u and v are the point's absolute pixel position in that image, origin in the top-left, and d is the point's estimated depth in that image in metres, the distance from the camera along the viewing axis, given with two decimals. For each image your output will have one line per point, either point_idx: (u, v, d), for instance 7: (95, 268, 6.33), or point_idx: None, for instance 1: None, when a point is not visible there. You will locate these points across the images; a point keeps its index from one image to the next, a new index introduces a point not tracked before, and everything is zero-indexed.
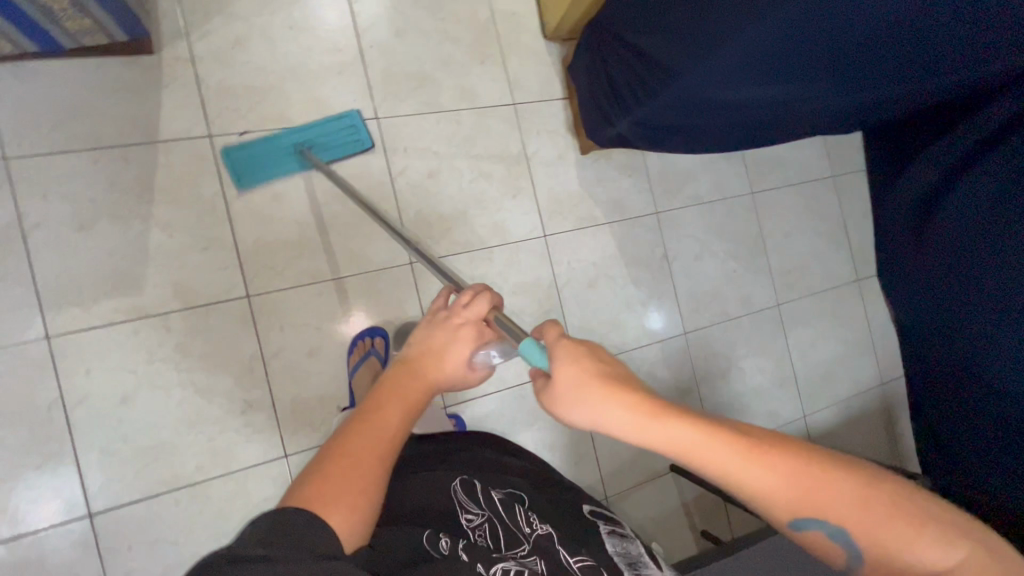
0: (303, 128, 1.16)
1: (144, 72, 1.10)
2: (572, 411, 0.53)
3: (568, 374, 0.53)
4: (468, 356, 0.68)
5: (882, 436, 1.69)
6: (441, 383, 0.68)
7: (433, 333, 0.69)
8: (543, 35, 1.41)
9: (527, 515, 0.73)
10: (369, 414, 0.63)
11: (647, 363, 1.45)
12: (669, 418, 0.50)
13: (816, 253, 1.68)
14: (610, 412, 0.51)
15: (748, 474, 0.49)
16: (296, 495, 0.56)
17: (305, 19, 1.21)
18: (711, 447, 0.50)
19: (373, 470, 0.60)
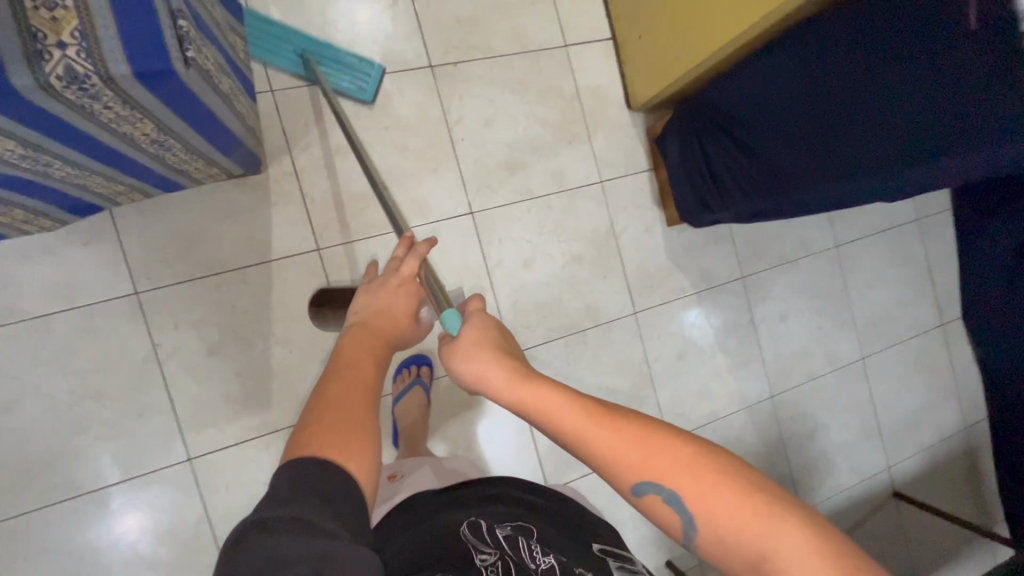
0: (323, 46, 1.14)
1: (253, 192, 1.12)
2: (456, 364, 0.61)
3: (467, 335, 0.62)
4: (412, 310, 0.76)
5: (966, 482, 1.68)
6: (396, 338, 0.73)
7: (376, 297, 0.75)
8: (628, 106, 1.38)
9: (535, 549, 0.71)
10: (345, 367, 0.63)
11: (737, 429, 1.46)
12: (536, 379, 0.57)
13: (902, 300, 1.64)
14: (485, 366, 0.59)
15: (591, 432, 0.53)
16: (294, 445, 0.55)
17: (399, 121, 1.22)
18: (562, 407, 0.55)
19: (366, 414, 0.59)
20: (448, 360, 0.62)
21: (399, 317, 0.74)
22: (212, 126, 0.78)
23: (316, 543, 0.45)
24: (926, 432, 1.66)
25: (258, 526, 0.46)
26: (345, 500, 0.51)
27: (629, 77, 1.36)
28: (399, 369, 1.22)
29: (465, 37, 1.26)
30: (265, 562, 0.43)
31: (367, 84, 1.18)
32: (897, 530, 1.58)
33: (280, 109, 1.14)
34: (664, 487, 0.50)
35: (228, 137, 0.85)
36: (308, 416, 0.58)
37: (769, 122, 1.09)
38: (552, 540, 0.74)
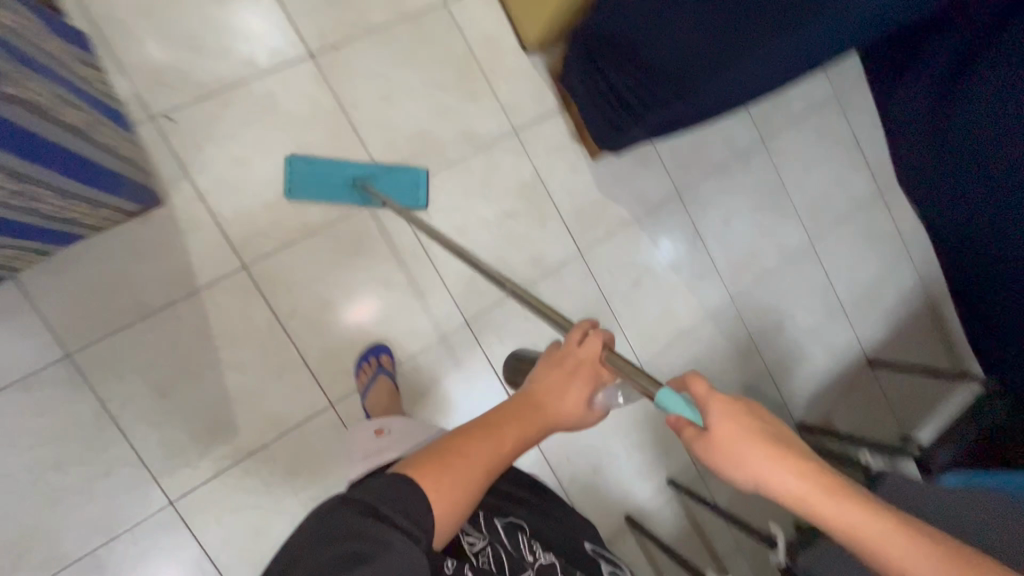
0: (368, 167, 1.20)
1: (161, 225, 1.08)
2: (730, 467, 0.51)
3: (725, 425, 0.51)
4: (587, 395, 0.63)
5: (934, 334, 1.75)
6: (555, 423, 0.62)
7: (556, 372, 0.64)
8: (523, 50, 1.35)
9: (530, 543, 0.74)
10: (488, 428, 0.59)
11: (706, 340, 1.49)
12: (829, 484, 0.49)
13: (837, 178, 1.67)
14: (768, 471, 0.50)
15: (908, 558, 0.46)
16: (414, 462, 0.55)
17: (293, 117, 1.18)
18: (881, 532, 0.47)
19: (481, 478, 0.56)
20: (702, 458, 0.53)
21: (560, 412, 0.62)
22: (72, 160, 0.76)
23: (379, 531, 0.48)
24: (886, 299, 1.71)
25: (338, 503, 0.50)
26: (421, 527, 0.50)
27: (516, 20, 1.33)
28: (360, 363, 1.18)
29: (338, 16, 1.21)
30: (333, 532, 0.47)
31: (417, 191, 1.24)
32: (877, 395, 1.65)
33: (165, 135, 1.10)
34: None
35: (95, 170, 0.82)
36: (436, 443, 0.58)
37: (651, 26, 1.06)
38: (541, 533, 0.78)
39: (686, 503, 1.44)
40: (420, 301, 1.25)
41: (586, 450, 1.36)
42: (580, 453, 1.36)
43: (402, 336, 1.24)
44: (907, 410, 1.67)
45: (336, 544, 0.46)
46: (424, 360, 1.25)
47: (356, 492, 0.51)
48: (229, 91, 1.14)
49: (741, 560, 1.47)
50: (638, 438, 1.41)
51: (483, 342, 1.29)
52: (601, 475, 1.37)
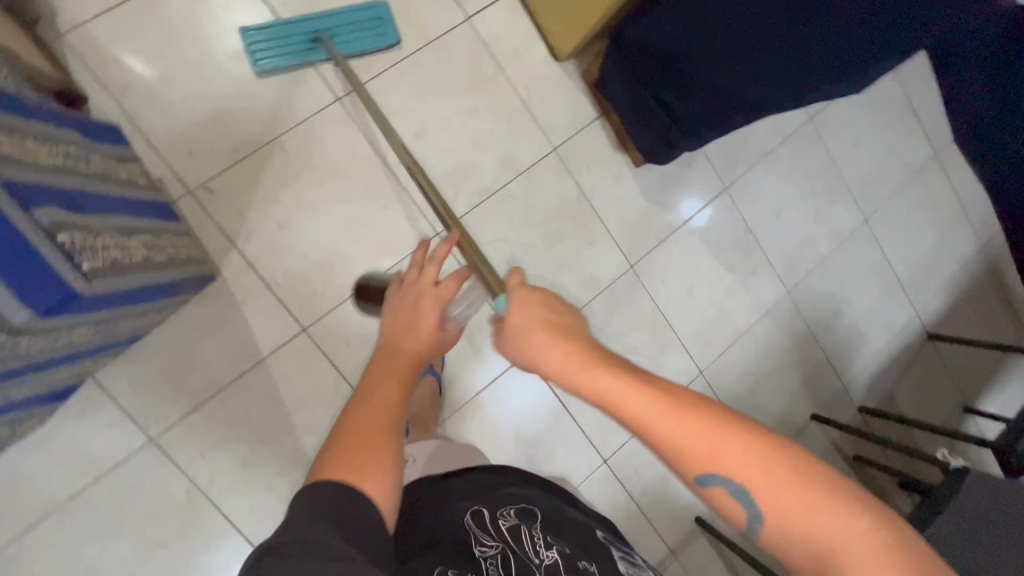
0: (327, 15, 1.10)
1: (217, 301, 1.08)
2: (519, 349, 0.59)
3: (522, 313, 0.59)
4: (438, 320, 0.68)
5: (994, 299, 1.69)
6: (423, 355, 0.67)
7: (398, 320, 0.69)
8: (554, 58, 1.27)
9: (536, 540, 0.68)
10: (363, 397, 0.61)
11: (763, 337, 1.46)
12: (609, 366, 0.55)
13: (890, 147, 1.57)
14: (551, 352, 0.57)
15: (654, 416, 0.52)
16: (327, 470, 0.54)
17: (328, 168, 1.14)
18: (637, 395, 0.53)
19: (389, 437, 0.58)
20: (502, 345, 0.61)
21: (422, 347, 0.67)
22: (136, 293, 0.72)
23: (335, 566, 0.46)
24: (944, 268, 1.65)
25: (273, 552, 0.47)
26: (366, 522, 0.52)
27: (545, 29, 1.24)
28: None
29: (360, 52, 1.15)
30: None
31: (386, 27, 1.14)
32: (939, 369, 1.62)
33: (205, 207, 1.07)
34: (734, 483, 0.51)
35: (161, 286, 0.79)
36: (332, 444, 0.57)
37: (705, 51, 0.96)
38: (547, 526, 0.71)
39: None
40: (478, 338, 1.25)
41: (653, 461, 1.38)
42: (647, 464, 1.38)
43: (463, 376, 1.24)
44: (969, 380, 1.64)
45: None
46: (487, 395, 1.25)
47: (287, 534, 0.48)
48: (262, 150, 1.10)
49: None
50: None
51: None
52: (670, 483, 1.39)
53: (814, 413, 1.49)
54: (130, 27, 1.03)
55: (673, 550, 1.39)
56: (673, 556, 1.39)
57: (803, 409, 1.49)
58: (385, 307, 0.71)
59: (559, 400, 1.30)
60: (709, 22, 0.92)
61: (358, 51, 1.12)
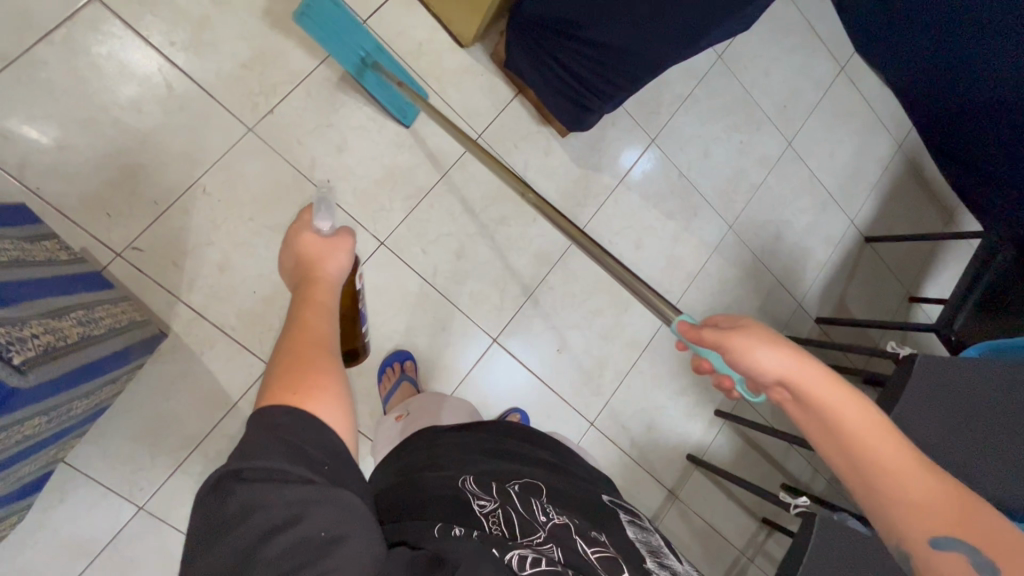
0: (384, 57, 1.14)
1: (174, 357, 1.06)
2: (742, 351, 0.59)
3: (751, 324, 0.61)
4: (319, 241, 0.68)
5: (918, 191, 1.80)
6: (327, 278, 0.66)
7: (295, 261, 0.69)
8: (458, 45, 1.27)
9: (544, 506, 0.62)
10: (291, 329, 0.60)
11: (716, 274, 1.53)
12: (856, 396, 0.57)
13: (799, 69, 1.63)
14: (786, 361, 0.58)
15: (888, 450, 0.54)
16: (274, 393, 0.52)
17: (256, 200, 1.12)
18: (876, 427, 0.55)
19: (332, 365, 0.57)
20: (720, 353, 0.62)
21: (330, 268, 0.67)
22: (71, 378, 0.70)
23: (296, 491, 0.46)
24: (868, 173, 1.74)
25: (235, 477, 0.47)
26: (327, 448, 0.50)
27: (444, 18, 1.23)
28: (382, 369, 1.20)
29: (261, 77, 1.13)
30: (245, 507, 0.45)
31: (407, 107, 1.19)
32: (881, 268, 1.73)
33: (139, 267, 1.05)
34: (980, 553, 0.48)
35: (103, 361, 0.77)
36: (276, 367, 0.55)
37: (603, 13, 0.96)
38: (555, 496, 0.65)
39: (737, 426, 1.54)
40: (444, 335, 1.27)
41: (637, 412, 1.44)
42: (632, 416, 1.43)
43: (438, 374, 1.26)
44: (908, 272, 1.76)
45: (252, 521, 0.44)
46: (466, 387, 1.28)
47: (244, 459, 0.47)
48: (185, 197, 1.08)
49: (794, 455, 1.61)
50: (680, 384, 1.48)
51: (514, 352, 1.32)
52: (656, 429, 1.46)
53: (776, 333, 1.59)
54: (10, 97, 0.98)
55: (672, 490, 1.47)
56: (673, 495, 1.46)
57: None
58: (284, 262, 0.72)
59: (535, 377, 1.34)
60: None
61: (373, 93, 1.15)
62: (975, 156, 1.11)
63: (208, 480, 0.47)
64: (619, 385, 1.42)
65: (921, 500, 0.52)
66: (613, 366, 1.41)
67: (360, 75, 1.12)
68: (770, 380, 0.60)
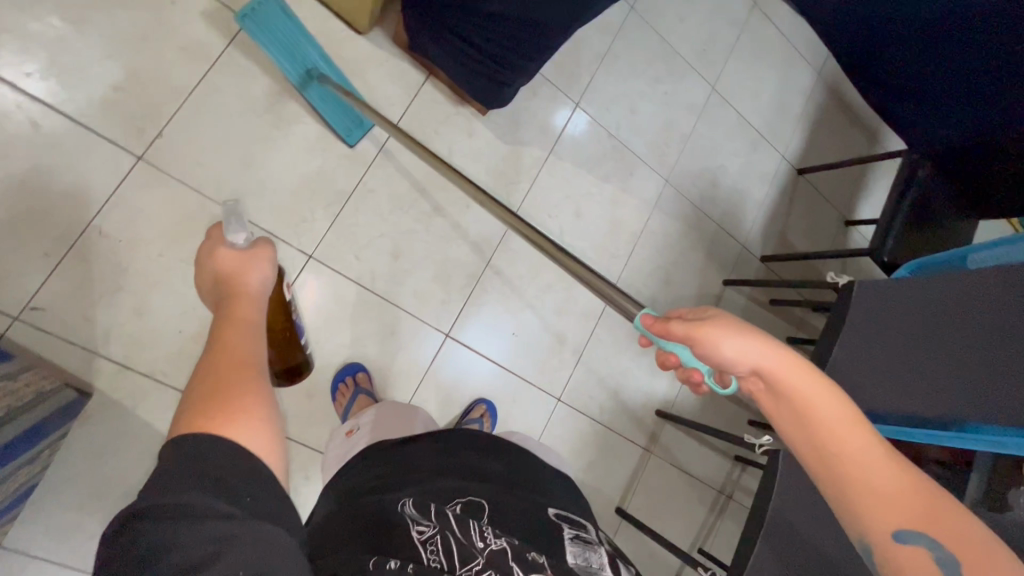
0: (335, 70, 1.13)
1: (105, 415, 0.99)
2: (717, 345, 0.57)
3: (721, 315, 0.59)
4: (238, 258, 0.64)
5: (842, 117, 1.84)
6: (251, 296, 0.62)
7: (212, 281, 0.64)
8: (355, 31, 1.18)
9: (482, 528, 0.60)
10: (209, 350, 0.55)
11: (659, 230, 1.53)
12: (828, 386, 0.56)
13: (713, 10, 1.61)
14: (761, 352, 0.57)
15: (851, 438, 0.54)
16: (189, 421, 0.48)
17: (161, 234, 1.03)
18: (841, 416, 0.55)
19: (256, 383, 0.52)
20: (691, 347, 0.59)
21: (252, 280, 0.63)
22: None
23: (216, 526, 0.41)
24: (793, 106, 1.75)
25: (146, 515, 0.41)
26: (254, 479, 0.46)
27: (334, 6, 1.14)
28: (334, 386, 1.16)
29: (141, 98, 1.03)
30: (154, 546, 0.40)
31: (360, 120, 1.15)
32: (815, 198, 1.77)
33: (44, 327, 0.96)
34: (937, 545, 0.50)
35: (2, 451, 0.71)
36: (193, 393, 0.50)
37: None
38: (497, 516, 0.64)
39: None
40: (394, 339, 1.23)
41: (602, 379, 1.45)
42: (597, 384, 1.44)
43: (394, 380, 1.23)
44: (840, 198, 1.81)
45: (165, 563, 0.39)
46: (426, 387, 1.26)
47: (156, 495, 0.42)
48: (80, 243, 0.98)
49: None
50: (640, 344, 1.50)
51: (469, 343, 1.29)
52: (623, 392, 1.47)
53: (725, 278, 1.61)
54: None
55: (646, 448, 1.50)
56: (648, 451, 1.50)
57: (714, 280, 1.60)
58: (199, 283, 0.67)
59: (496, 364, 1.32)
60: None
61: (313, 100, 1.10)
62: (887, 76, 1.15)
63: (114, 523, 0.42)
64: (580, 356, 1.42)
65: (880, 492, 0.53)
66: (571, 339, 1.41)
67: (305, 86, 1.09)
68: (744, 371, 0.58)
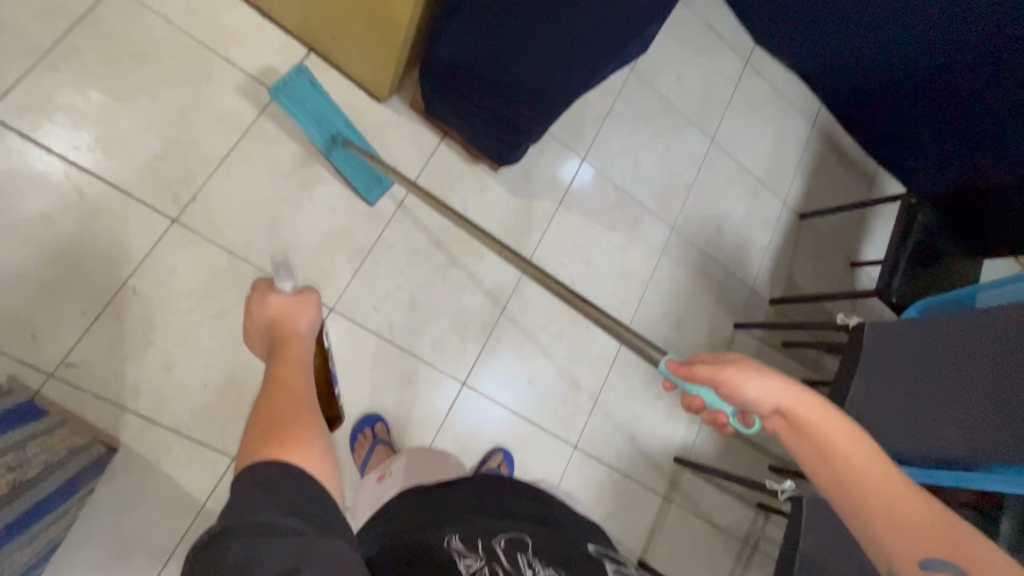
0: (357, 134, 1.21)
1: (130, 472, 1.00)
2: (738, 384, 0.61)
3: (740, 358, 0.62)
4: (286, 304, 0.70)
5: (839, 163, 1.90)
6: (302, 337, 0.67)
7: (263, 326, 0.70)
8: (375, 99, 1.27)
9: (528, 561, 0.62)
10: (269, 387, 0.58)
11: (667, 275, 1.56)
12: (846, 422, 0.58)
13: (708, 69, 1.71)
14: (780, 391, 0.60)
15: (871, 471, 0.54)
16: (255, 449, 0.50)
17: (192, 291, 1.08)
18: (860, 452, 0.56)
19: (313, 416, 0.55)
20: (714, 389, 0.63)
21: (300, 323, 0.68)
22: None
23: (291, 541, 0.42)
24: (790, 154, 1.82)
25: (223, 534, 0.42)
26: (319, 501, 0.47)
27: (356, 78, 1.24)
28: (354, 436, 1.17)
29: (178, 166, 1.10)
30: (237, 562, 0.41)
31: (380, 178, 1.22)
32: (819, 240, 1.81)
33: (76, 383, 0.99)
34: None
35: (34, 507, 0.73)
36: (256, 424, 0.53)
37: (507, 53, 0.98)
38: (543, 551, 0.64)
39: None
40: (412, 389, 1.24)
41: (617, 426, 1.44)
42: (614, 431, 1.44)
43: (410, 430, 1.23)
44: (844, 240, 1.85)
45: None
46: (442, 435, 1.26)
47: (232, 515, 0.43)
48: (116, 301, 1.03)
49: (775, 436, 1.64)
50: (654, 389, 1.50)
51: (484, 393, 1.31)
52: (639, 438, 1.46)
53: (736, 321, 1.63)
54: None
55: (666, 495, 1.47)
56: (668, 499, 1.47)
57: (724, 324, 1.62)
58: (249, 332, 0.73)
59: (512, 412, 1.33)
60: (501, 27, 0.94)
61: (340, 163, 1.18)
62: None
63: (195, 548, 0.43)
64: (596, 402, 1.42)
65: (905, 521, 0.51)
66: (586, 385, 1.42)
67: (330, 150, 1.17)
68: (765, 409, 0.61)
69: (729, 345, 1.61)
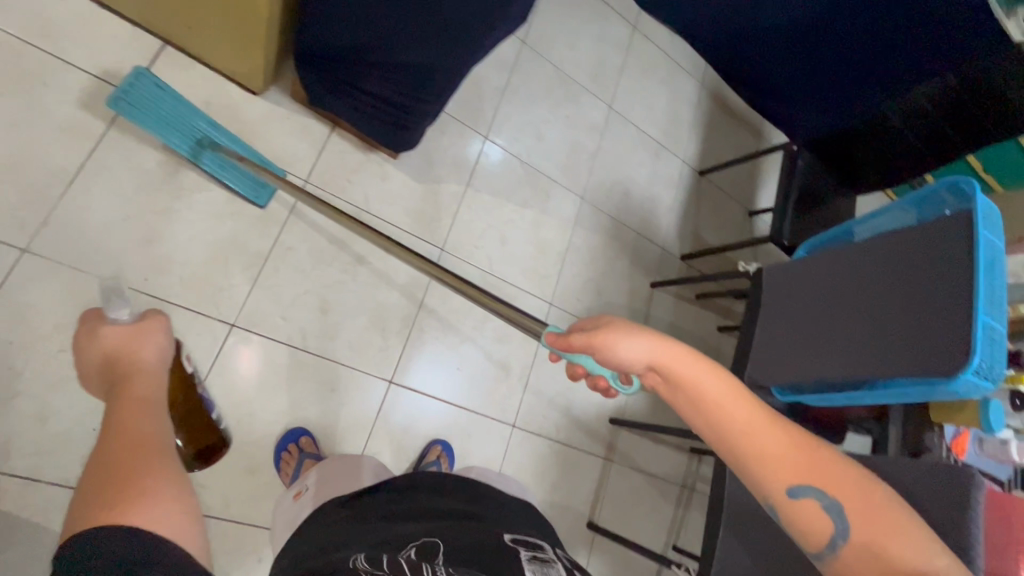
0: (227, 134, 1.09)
1: (17, 539, 0.89)
2: (611, 348, 0.61)
3: (613, 322, 0.62)
4: (124, 337, 0.63)
5: (729, 118, 2.01)
6: (149, 373, 0.61)
7: (99, 363, 0.63)
8: (251, 93, 1.17)
9: (433, 568, 0.58)
10: (106, 436, 0.52)
11: (582, 244, 1.59)
12: (715, 368, 0.59)
13: (598, 36, 1.73)
14: (651, 347, 0.60)
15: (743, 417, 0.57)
16: (91, 512, 0.45)
17: (60, 327, 0.96)
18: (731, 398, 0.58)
19: (162, 460, 0.51)
20: (591, 355, 0.64)
21: (144, 352, 0.62)
22: None
23: None
24: (684, 114, 1.89)
25: None
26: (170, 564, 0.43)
27: (224, 70, 1.13)
28: (279, 454, 1.10)
29: (20, 187, 0.96)
30: None
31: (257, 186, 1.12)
32: (718, 194, 1.91)
33: None
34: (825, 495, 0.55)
35: None
36: (91, 477, 0.48)
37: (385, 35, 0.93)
38: (452, 555, 0.62)
39: None
40: (335, 396, 1.19)
41: (551, 399, 1.46)
42: (549, 404, 1.46)
43: (339, 438, 1.18)
44: (740, 191, 1.96)
45: None
46: (375, 438, 1.22)
47: None
48: None
49: None
50: None
51: (412, 388, 1.27)
52: (574, 407, 1.49)
53: (652, 281, 1.69)
54: None
55: (606, 457, 1.53)
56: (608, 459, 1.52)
57: (641, 285, 1.68)
58: (82, 369, 0.64)
59: (445, 402, 1.31)
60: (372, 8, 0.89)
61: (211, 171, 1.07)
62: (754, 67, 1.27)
63: None
64: (528, 378, 1.43)
65: (775, 456, 0.56)
66: (516, 363, 1.42)
67: (198, 157, 1.06)
68: (640, 368, 0.61)
69: (649, 305, 1.68)
